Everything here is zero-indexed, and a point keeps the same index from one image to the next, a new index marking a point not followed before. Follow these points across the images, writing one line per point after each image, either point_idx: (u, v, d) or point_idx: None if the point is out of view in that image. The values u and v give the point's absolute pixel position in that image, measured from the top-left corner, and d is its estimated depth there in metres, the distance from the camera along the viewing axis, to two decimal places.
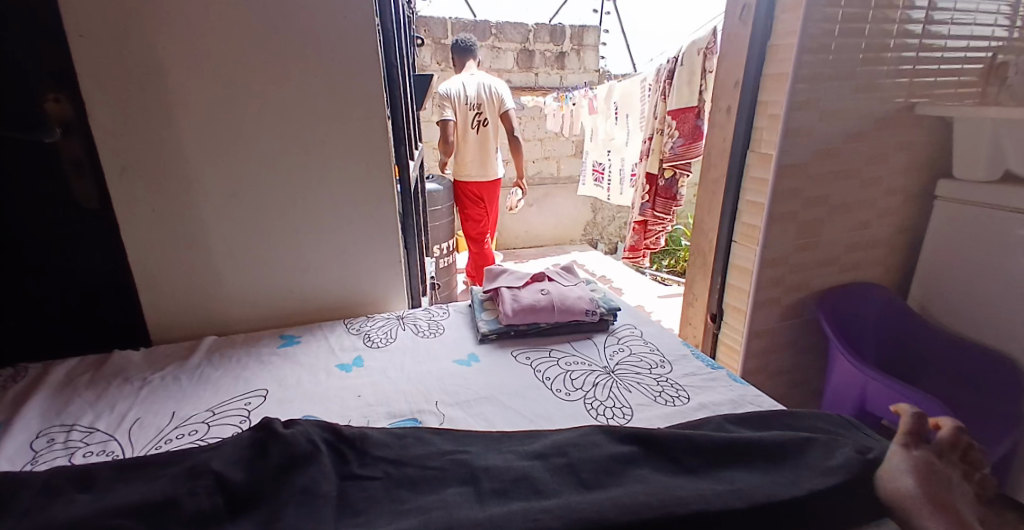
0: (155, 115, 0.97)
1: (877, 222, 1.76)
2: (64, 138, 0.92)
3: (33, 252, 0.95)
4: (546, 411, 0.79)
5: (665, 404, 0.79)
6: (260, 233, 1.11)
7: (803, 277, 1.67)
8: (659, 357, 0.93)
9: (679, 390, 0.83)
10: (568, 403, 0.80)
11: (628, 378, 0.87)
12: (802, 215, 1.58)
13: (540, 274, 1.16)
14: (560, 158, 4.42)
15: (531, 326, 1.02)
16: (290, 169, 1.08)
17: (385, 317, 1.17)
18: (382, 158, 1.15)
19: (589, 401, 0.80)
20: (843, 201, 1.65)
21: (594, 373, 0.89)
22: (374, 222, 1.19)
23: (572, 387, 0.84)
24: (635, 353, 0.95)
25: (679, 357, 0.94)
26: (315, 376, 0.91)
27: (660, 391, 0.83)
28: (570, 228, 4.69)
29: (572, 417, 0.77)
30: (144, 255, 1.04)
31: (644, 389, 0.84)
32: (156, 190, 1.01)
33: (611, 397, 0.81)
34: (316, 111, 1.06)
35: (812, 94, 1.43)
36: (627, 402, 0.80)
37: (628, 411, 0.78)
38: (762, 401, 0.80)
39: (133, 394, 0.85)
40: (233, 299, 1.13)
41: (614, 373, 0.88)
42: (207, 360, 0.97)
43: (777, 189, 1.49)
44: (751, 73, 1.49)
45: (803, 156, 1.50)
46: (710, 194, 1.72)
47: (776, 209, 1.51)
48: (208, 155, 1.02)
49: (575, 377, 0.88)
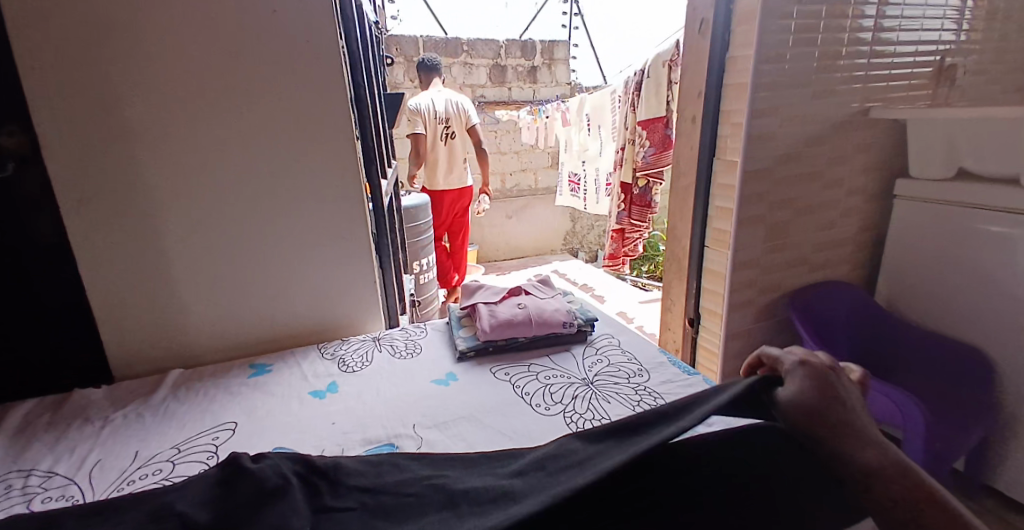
0: (114, 143, 0.94)
1: (842, 222, 1.82)
2: (18, 170, 0.89)
3: None
4: (525, 427, 0.78)
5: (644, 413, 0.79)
6: (229, 259, 1.08)
7: (775, 278, 1.71)
8: (636, 366, 0.94)
9: (656, 398, 0.83)
10: (547, 418, 0.80)
11: (607, 389, 0.87)
12: (770, 218, 1.63)
13: (517, 288, 1.16)
14: (536, 170, 4.47)
15: (510, 341, 1.02)
16: (258, 193, 1.07)
17: (360, 340, 1.15)
18: (353, 177, 1.14)
19: (569, 414, 0.80)
20: (809, 203, 1.71)
21: (573, 386, 0.89)
22: (346, 242, 1.18)
23: (551, 401, 0.84)
24: (613, 363, 0.95)
25: (656, 365, 0.94)
26: (288, 406, 0.89)
27: (638, 400, 0.83)
28: (550, 239, 4.73)
29: (552, 432, 0.76)
30: (105, 288, 1.00)
31: (623, 398, 0.84)
32: (116, 221, 0.97)
33: (590, 409, 0.81)
34: (283, 133, 1.05)
35: (772, 102, 1.49)
36: (605, 413, 0.80)
37: (607, 422, 0.78)
38: None
39: (94, 434, 0.81)
40: (202, 328, 1.10)
41: (592, 384, 0.88)
42: (173, 395, 0.93)
43: (744, 194, 1.53)
44: (713, 83, 1.54)
45: (767, 161, 1.55)
46: (681, 201, 1.75)
47: (744, 213, 1.55)
48: (170, 182, 1.00)
49: (555, 391, 0.87)
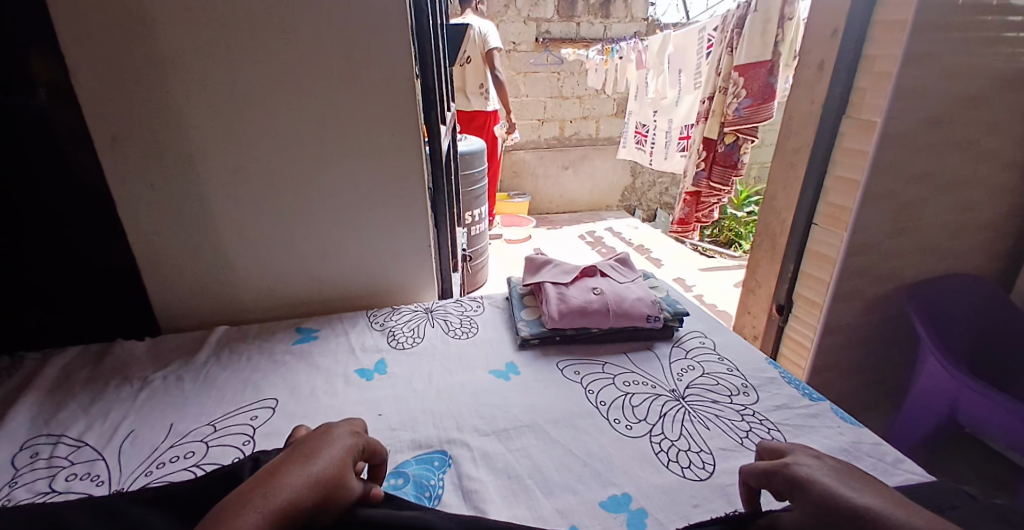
0: (146, 75, 0.82)
1: (988, 203, 1.48)
2: (53, 101, 0.80)
3: (26, 231, 0.84)
4: (603, 450, 0.64)
5: (755, 451, 0.63)
6: (272, 211, 0.97)
7: (893, 268, 1.43)
8: (739, 381, 0.77)
9: (770, 431, 0.66)
10: (629, 440, 0.65)
11: (705, 410, 0.70)
12: (902, 195, 1.33)
13: (591, 268, 0.99)
14: (599, 117, 4.09)
15: (582, 332, 0.88)
16: (305, 139, 0.93)
17: (411, 310, 1.07)
18: (411, 123, 0.98)
19: (657, 440, 0.65)
20: (952, 178, 1.38)
21: (661, 400, 0.73)
22: (399, 200, 1.04)
23: (635, 418, 0.69)
24: (709, 374, 0.78)
25: (764, 382, 0.77)
26: (332, 384, 0.81)
27: (746, 431, 0.66)
28: (607, 193, 4.41)
29: (636, 461, 0.62)
30: (147, 237, 0.93)
31: (725, 426, 0.67)
32: (157, 166, 0.88)
33: (684, 436, 0.66)
34: (331, 68, 0.90)
35: (933, 47, 1.15)
36: (705, 444, 0.64)
37: (708, 458, 0.62)
38: (882, 452, 0.63)
39: (130, 398, 0.76)
40: (248, 285, 1.03)
41: (685, 401, 0.72)
42: (215, 357, 0.87)
43: (876, 165, 1.24)
44: (854, 19, 1.20)
45: (912, 123, 1.23)
46: (788, 167, 1.46)
47: (871, 188, 1.27)
48: (209, 123, 0.88)
49: (637, 404, 0.72)
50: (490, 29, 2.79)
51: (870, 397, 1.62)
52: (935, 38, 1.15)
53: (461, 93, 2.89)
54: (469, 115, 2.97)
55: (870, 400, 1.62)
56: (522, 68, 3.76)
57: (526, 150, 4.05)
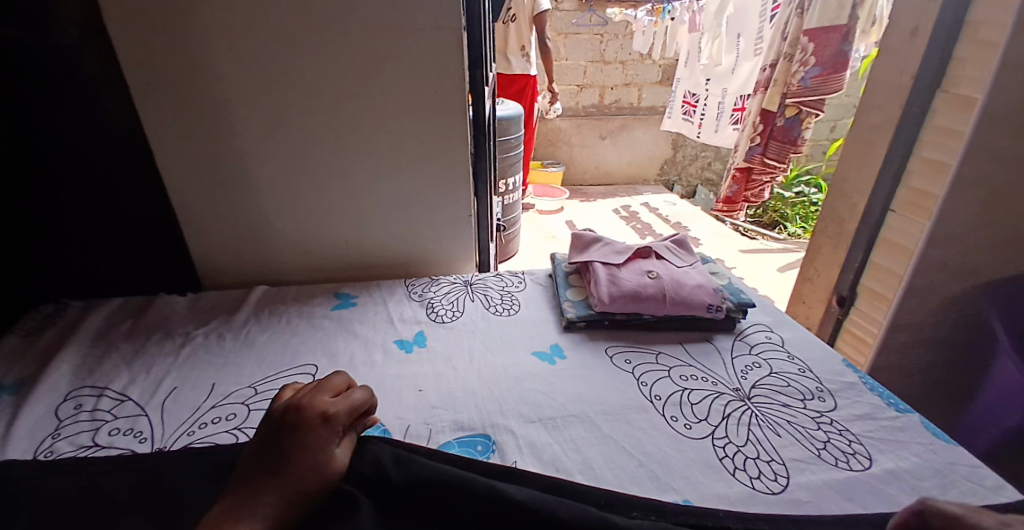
0: (179, 15, 0.77)
1: None
2: (82, 41, 0.76)
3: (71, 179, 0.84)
4: (661, 450, 0.59)
5: (832, 464, 0.57)
6: (310, 170, 0.93)
7: (978, 262, 1.28)
8: (812, 384, 0.70)
9: (850, 444, 0.60)
10: (689, 441, 0.60)
11: (774, 414, 0.64)
12: (1000, 180, 1.17)
13: (646, 249, 0.93)
14: (643, 84, 3.85)
15: (633, 318, 0.84)
16: (344, 92, 0.87)
17: (450, 281, 1.03)
18: (456, 80, 0.90)
19: (721, 443, 0.60)
20: None
21: (723, 399, 0.67)
22: (439, 164, 0.98)
23: (695, 417, 0.64)
24: (777, 374, 0.71)
25: (840, 387, 0.69)
26: (371, 355, 0.79)
27: (821, 442, 0.60)
28: (646, 166, 4.21)
29: (698, 466, 0.57)
30: (185, 191, 0.90)
31: (798, 433, 0.61)
32: (192, 116, 0.84)
33: (752, 442, 0.60)
34: (373, 15, 0.83)
35: None
36: (774, 452, 0.58)
37: (779, 469, 0.56)
38: (983, 476, 0.55)
39: (174, 353, 0.75)
40: (287, 246, 1.00)
41: (751, 403, 0.66)
42: (255, 318, 0.86)
43: (976, 144, 1.08)
44: None
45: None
46: (865, 145, 1.31)
47: (965, 171, 1.11)
48: (245, 72, 0.83)
49: (697, 401, 0.67)
50: None
51: (932, 400, 1.49)
52: None
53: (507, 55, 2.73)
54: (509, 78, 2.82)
55: (932, 403, 1.49)
56: (563, 29, 3.56)
57: (563, 117, 3.89)
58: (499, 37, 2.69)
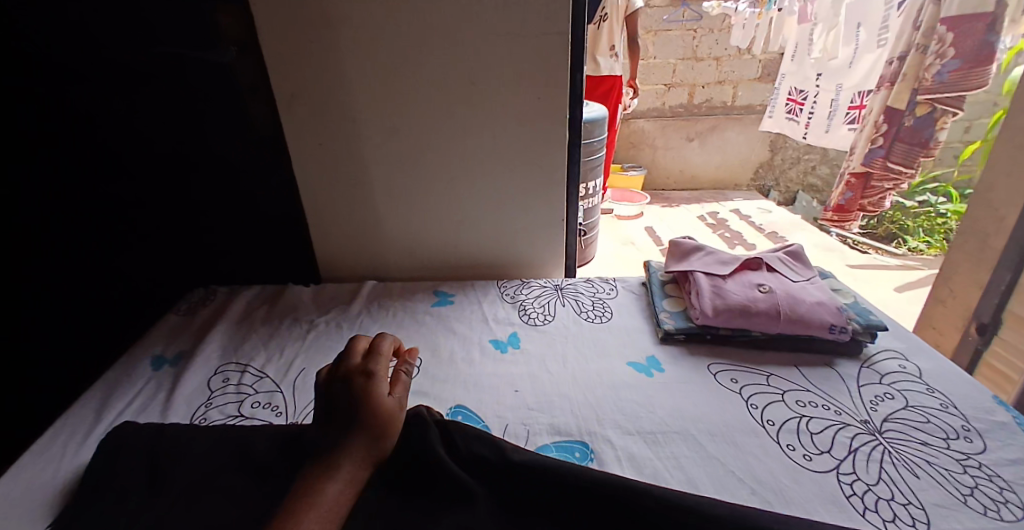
0: (318, 37, 0.86)
1: None
2: (238, 57, 0.88)
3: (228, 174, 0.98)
4: (775, 478, 0.56)
5: (985, 517, 0.50)
6: (417, 174, 0.99)
7: None
8: (957, 423, 0.62)
9: (1006, 495, 0.52)
10: (809, 473, 0.56)
11: (910, 454, 0.58)
12: None
13: (755, 261, 0.87)
14: (738, 82, 3.49)
15: (739, 334, 0.79)
16: (454, 102, 0.92)
17: (541, 284, 1.04)
18: (558, 86, 0.91)
19: (846, 479, 0.55)
20: None
21: (848, 431, 0.62)
22: (537, 168, 1.00)
23: (815, 449, 0.59)
24: (914, 409, 0.64)
25: (990, 427, 0.61)
26: (469, 352, 0.83)
27: (971, 489, 0.53)
28: (738, 170, 3.82)
29: (821, 500, 0.53)
30: (311, 193, 1.01)
31: (942, 478, 0.55)
32: (321, 126, 0.94)
33: (884, 481, 0.55)
34: (482, 27, 0.86)
35: None
36: (913, 496, 0.53)
37: (919, 515, 0.51)
38: None
39: (300, 338, 0.84)
40: (393, 244, 1.07)
41: (882, 438, 0.60)
42: (367, 310, 0.93)
43: None
44: None
45: None
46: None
47: None
48: (369, 85, 0.91)
49: (817, 431, 0.62)
50: None
51: None
52: None
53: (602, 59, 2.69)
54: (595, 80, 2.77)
55: None
56: (653, 26, 3.30)
57: (647, 118, 3.61)
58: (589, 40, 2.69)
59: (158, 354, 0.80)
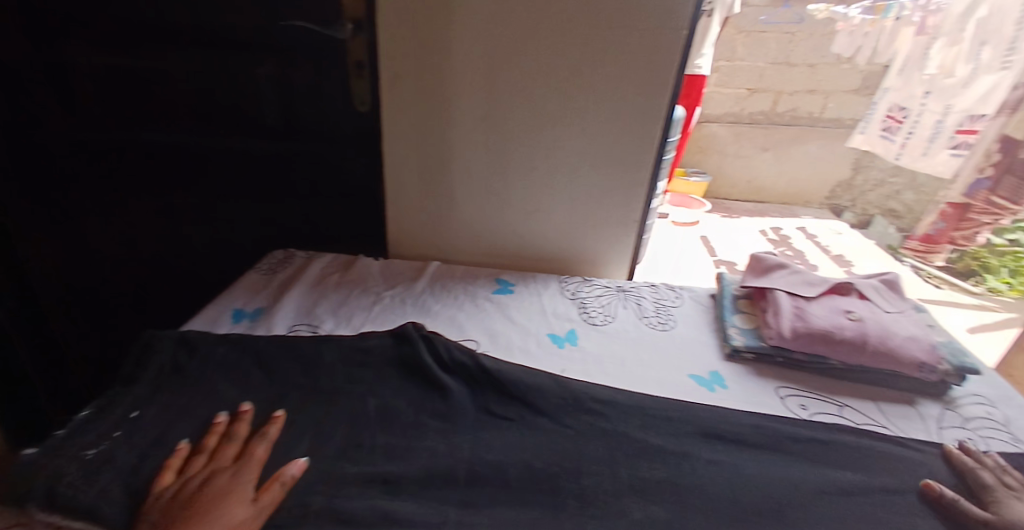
0: (436, 22, 0.86)
1: None
2: (353, 35, 0.90)
3: (323, 144, 1.04)
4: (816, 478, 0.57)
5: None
6: (501, 162, 0.99)
7: None
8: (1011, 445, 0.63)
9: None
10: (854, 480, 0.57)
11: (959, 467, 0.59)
12: None
13: (844, 286, 0.82)
14: (829, 92, 2.97)
15: (814, 361, 0.74)
16: (552, 93, 0.91)
17: (604, 284, 1.01)
18: (660, 84, 0.88)
19: (893, 493, 0.56)
20: None
21: (898, 447, 0.62)
22: (621, 166, 0.97)
23: (858, 457, 0.60)
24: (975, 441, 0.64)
25: None
26: (527, 343, 0.82)
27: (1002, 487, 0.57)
28: (808, 188, 3.17)
29: (855, 505, 0.55)
30: (394, 169, 1.02)
31: (978, 482, 0.57)
32: (417, 107, 0.94)
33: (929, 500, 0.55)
34: (593, 19, 0.84)
35: None
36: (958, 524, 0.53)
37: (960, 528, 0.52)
38: None
39: (367, 308, 0.88)
40: (461, 227, 1.08)
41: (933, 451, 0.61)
42: (430, 289, 0.95)
43: None
44: None
45: None
46: None
47: None
48: (471, 68, 0.90)
49: (865, 444, 0.62)
50: None
51: None
52: None
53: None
54: None
55: None
56: (745, 26, 2.82)
57: (722, 123, 3.10)
58: None
59: (239, 307, 0.86)
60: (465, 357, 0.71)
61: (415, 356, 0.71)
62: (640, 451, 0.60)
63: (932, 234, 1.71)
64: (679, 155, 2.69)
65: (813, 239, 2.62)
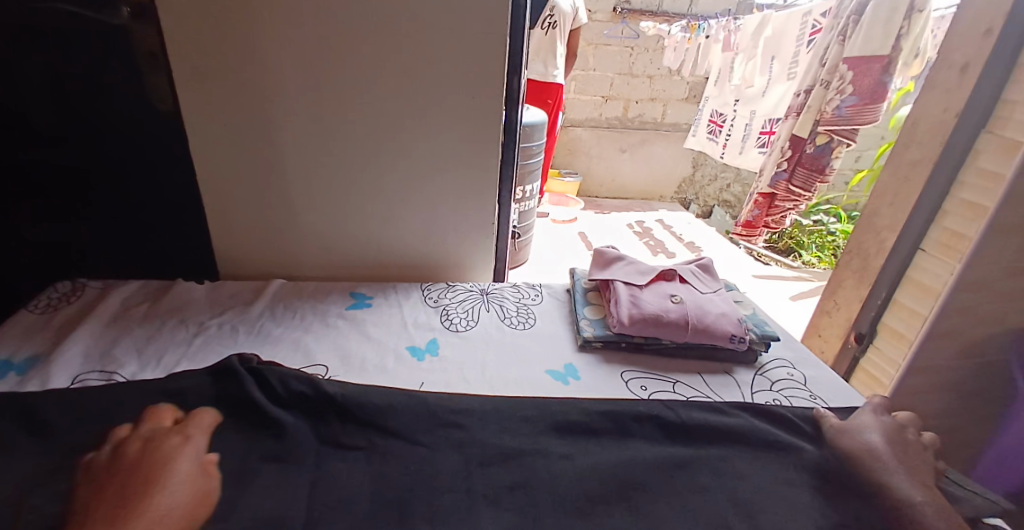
0: (235, 10, 0.76)
1: None
2: (134, 23, 0.75)
3: (119, 156, 0.83)
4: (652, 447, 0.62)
5: (810, 465, 0.61)
6: (340, 166, 0.90)
7: None
8: (807, 395, 0.75)
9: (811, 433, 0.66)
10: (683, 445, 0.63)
11: (765, 415, 0.68)
12: None
13: (669, 272, 0.92)
14: (668, 99, 3.32)
15: (651, 342, 0.81)
16: (384, 90, 0.85)
17: (467, 288, 0.99)
18: (497, 90, 0.88)
19: (715, 449, 0.62)
20: None
21: (722, 407, 0.69)
22: (469, 169, 0.94)
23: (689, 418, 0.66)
24: (778, 394, 0.74)
25: (839, 405, 0.73)
26: (382, 360, 0.75)
27: (794, 427, 0.67)
28: (662, 183, 3.59)
29: (683, 462, 0.60)
30: (215, 178, 0.89)
31: (778, 427, 0.67)
32: (235, 107, 0.83)
33: (741, 447, 0.63)
34: (420, 20, 0.80)
35: None
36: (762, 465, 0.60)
37: (761, 468, 0.60)
38: (839, 397, 0.75)
39: (185, 343, 0.75)
40: (307, 239, 0.97)
41: (745, 406, 0.70)
42: (269, 312, 0.85)
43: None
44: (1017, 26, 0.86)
45: None
46: (898, 194, 1.07)
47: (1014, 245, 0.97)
48: (288, 62, 0.81)
49: (694, 410, 0.68)
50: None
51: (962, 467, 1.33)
52: None
53: (539, 60, 2.29)
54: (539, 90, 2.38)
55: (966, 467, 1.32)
56: (593, 39, 3.08)
57: (585, 127, 3.33)
58: (535, 46, 2.26)
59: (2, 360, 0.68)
60: (305, 386, 0.64)
61: (242, 395, 0.62)
62: (494, 457, 0.59)
63: (751, 219, 1.67)
64: (550, 157, 2.84)
65: (669, 229, 2.95)
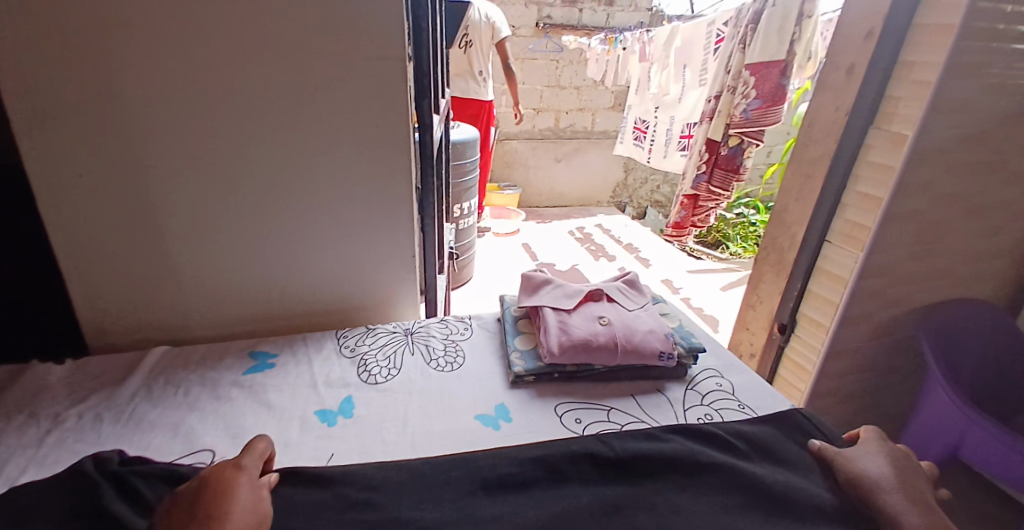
0: (71, 42, 0.65)
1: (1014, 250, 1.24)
2: None
3: None
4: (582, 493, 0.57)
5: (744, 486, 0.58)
6: (225, 211, 0.80)
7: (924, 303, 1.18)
8: (736, 405, 0.74)
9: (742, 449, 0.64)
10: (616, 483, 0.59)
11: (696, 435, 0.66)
12: (947, 229, 1.09)
13: (597, 292, 0.89)
14: (596, 109, 3.40)
15: (583, 370, 0.78)
16: (266, 124, 0.76)
17: (388, 330, 0.91)
18: (396, 115, 0.81)
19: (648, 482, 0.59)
20: (1004, 217, 1.16)
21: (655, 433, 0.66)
22: (375, 202, 0.87)
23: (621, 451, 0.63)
24: (709, 409, 0.73)
25: (768, 412, 0.72)
26: (286, 432, 0.66)
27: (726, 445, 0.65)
28: (598, 188, 3.67)
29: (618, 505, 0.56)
30: (72, 235, 0.76)
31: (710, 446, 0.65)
32: (82, 153, 0.71)
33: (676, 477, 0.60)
34: (297, 46, 0.72)
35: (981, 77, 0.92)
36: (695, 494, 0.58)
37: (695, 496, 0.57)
38: (766, 403, 0.74)
39: (33, 444, 0.62)
40: (197, 293, 0.86)
41: (678, 429, 0.67)
42: (145, 390, 0.73)
43: (910, 198, 0.98)
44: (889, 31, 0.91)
45: (955, 154, 0.99)
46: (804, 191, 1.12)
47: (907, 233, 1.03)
48: (145, 100, 0.70)
49: (627, 439, 0.65)
50: (496, 14, 2.26)
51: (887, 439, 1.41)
52: (991, 64, 0.92)
53: (460, 78, 2.29)
54: (467, 106, 2.38)
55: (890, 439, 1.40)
56: (519, 54, 3.10)
57: (520, 140, 3.35)
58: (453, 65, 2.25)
59: None
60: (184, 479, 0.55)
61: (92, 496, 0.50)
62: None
63: (680, 220, 1.71)
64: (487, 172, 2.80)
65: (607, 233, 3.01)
